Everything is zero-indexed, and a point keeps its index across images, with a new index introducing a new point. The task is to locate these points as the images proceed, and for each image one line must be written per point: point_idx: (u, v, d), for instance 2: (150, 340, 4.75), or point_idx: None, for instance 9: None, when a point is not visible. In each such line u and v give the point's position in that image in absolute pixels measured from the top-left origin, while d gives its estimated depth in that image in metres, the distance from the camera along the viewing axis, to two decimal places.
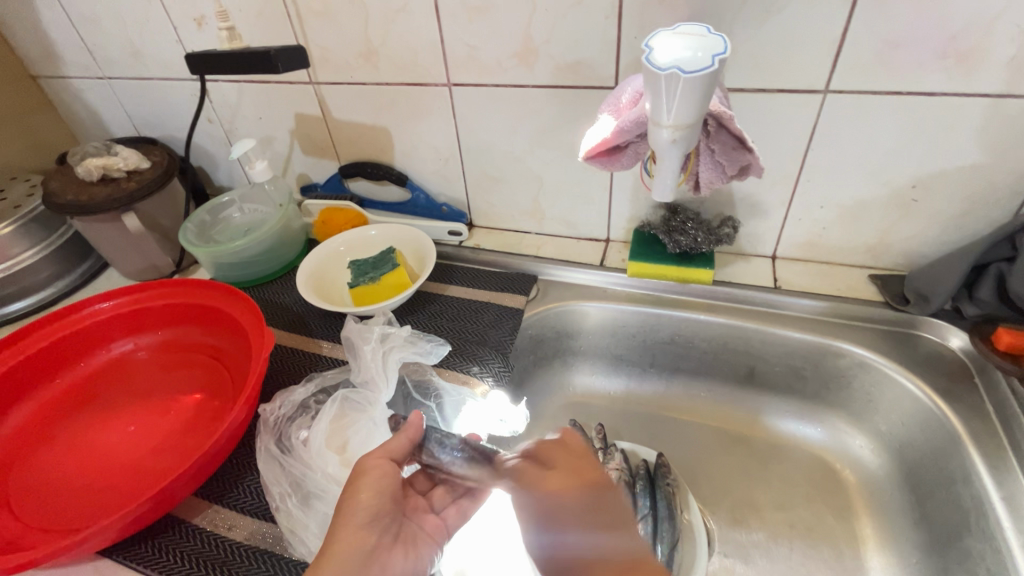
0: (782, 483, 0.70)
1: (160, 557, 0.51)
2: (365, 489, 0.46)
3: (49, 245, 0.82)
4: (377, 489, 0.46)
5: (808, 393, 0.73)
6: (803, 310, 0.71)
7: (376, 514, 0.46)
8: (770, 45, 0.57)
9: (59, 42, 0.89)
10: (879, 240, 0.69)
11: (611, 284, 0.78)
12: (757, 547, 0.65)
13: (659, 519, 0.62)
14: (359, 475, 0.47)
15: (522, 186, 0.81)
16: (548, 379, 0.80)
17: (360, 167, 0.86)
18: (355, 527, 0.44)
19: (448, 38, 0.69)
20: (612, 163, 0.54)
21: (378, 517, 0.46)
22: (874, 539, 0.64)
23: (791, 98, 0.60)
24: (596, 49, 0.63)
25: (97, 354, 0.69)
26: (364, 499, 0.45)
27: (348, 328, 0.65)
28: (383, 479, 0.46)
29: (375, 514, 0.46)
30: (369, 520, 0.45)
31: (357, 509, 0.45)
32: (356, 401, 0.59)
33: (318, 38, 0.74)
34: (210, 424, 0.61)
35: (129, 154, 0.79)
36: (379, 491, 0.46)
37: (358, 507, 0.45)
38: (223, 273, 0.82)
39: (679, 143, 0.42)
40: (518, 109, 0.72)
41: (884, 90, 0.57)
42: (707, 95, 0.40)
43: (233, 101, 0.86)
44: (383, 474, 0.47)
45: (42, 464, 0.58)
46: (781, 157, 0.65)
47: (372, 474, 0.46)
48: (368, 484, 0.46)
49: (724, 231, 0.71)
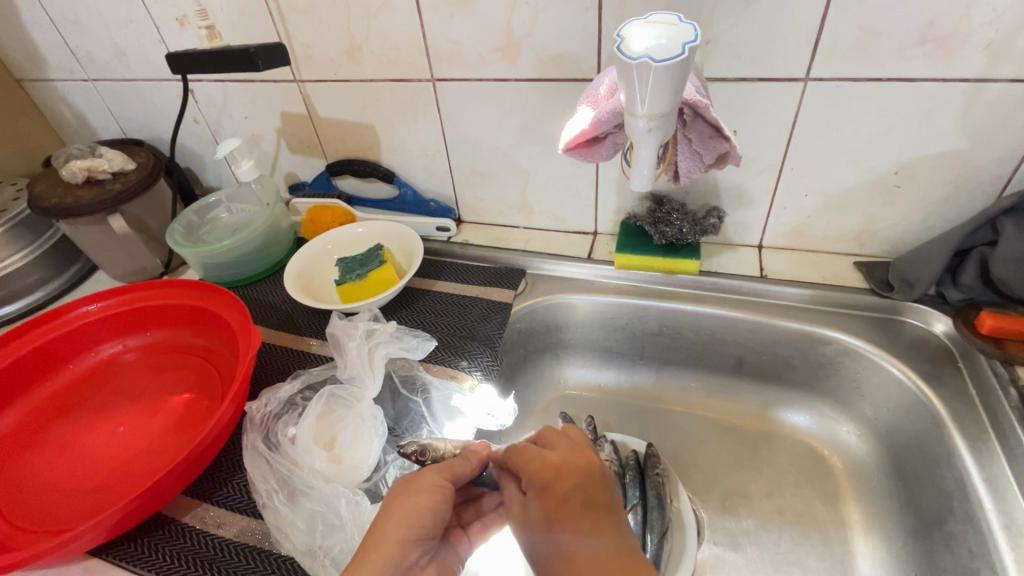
0: (771, 471, 0.70)
1: (150, 556, 0.51)
2: (422, 504, 0.44)
3: (37, 249, 0.82)
4: (433, 506, 0.45)
5: (797, 381, 0.73)
6: (788, 298, 0.71)
7: (424, 533, 0.44)
8: (749, 34, 0.57)
9: (42, 44, 0.88)
10: (863, 227, 0.69)
11: (599, 277, 0.78)
12: (746, 534, 0.66)
13: (649, 509, 0.63)
14: (417, 487, 0.45)
15: (509, 180, 0.81)
16: (538, 373, 0.81)
17: (346, 164, 0.86)
18: (403, 537, 0.43)
19: (430, 33, 0.69)
20: (591, 155, 0.54)
21: (426, 535, 0.44)
22: (862, 524, 0.64)
23: (772, 86, 0.60)
24: (578, 41, 0.64)
25: (86, 356, 0.69)
26: (416, 515, 0.44)
27: (334, 325, 0.65)
28: (440, 498, 0.45)
29: (426, 529, 0.44)
30: (417, 535, 0.44)
31: (406, 521, 0.43)
32: (343, 397, 0.59)
33: (300, 35, 0.74)
34: (199, 423, 0.61)
35: (114, 156, 0.79)
36: (434, 509, 0.45)
37: (412, 520, 0.44)
38: (211, 273, 0.82)
39: (655, 132, 0.42)
40: (503, 103, 0.72)
41: (864, 77, 0.57)
42: (680, 83, 0.40)
43: (218, 101, 0.86)
44: (440, 493, 0.46)
45: (31, 466, 0.58)
46: (764, 146, 0.65)
47: (431, 494, 0.45)
48: (426, 503, 0.45)
49: (709, 221, 0.71)
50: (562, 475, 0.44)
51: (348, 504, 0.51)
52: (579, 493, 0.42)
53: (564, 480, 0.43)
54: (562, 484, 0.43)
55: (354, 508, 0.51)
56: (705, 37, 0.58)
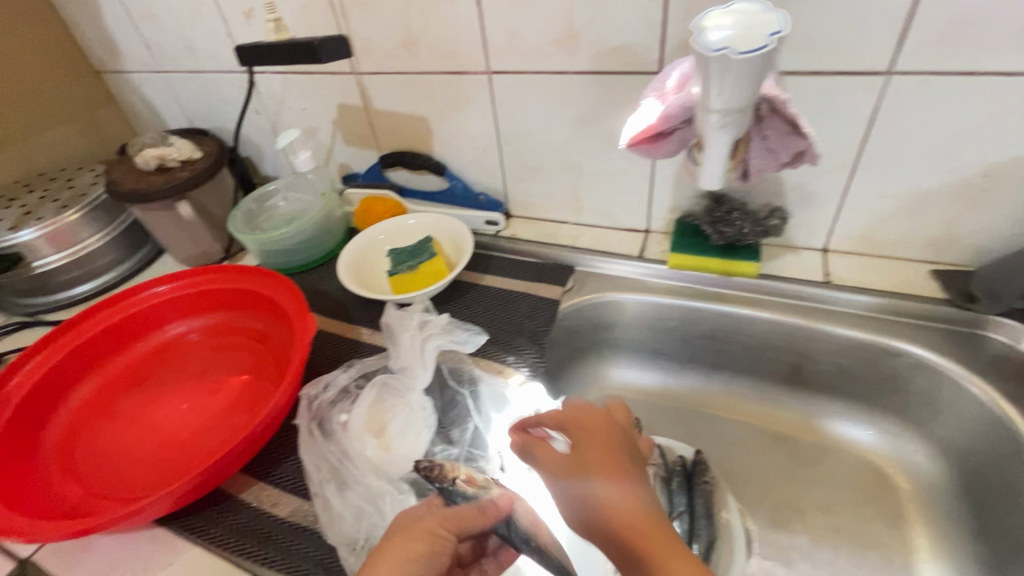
0: (829, 486, 0.67)
1: (211, 528, 0.53)
2: (420, 553, 0.41)
3: (112, 231, 0.87)
4: (431, 557, 0.41)
5: (860, 394, 0.69)
6: (855, 305, 0.67)
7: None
8: (827, 24, 0.54)
9: (121, 38, 0.93)
10: (943, 232, 0.64)
11: (649, 276, 0.76)
12: (799, 551, 0.63)
13: (696, 516, 0.62)
14: (417, 530, 0.42)
15: (560, 175, 0.80)
16: (582, 371, 0.80)
17: (399, 157, 0.87)
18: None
19: (489, 25, 0.68)
20: (656, 152, 0.51)
21: None
22: (928, 549, 0.61)
23: (849, 81, 0.57)
24: (640, 33, 0.62)
25: (154, 334, 0.73)
26: (413, 561, 0.41)
27: (388, 316, 0.66)
28: (441, 551, 0.42)
29: None
30: None
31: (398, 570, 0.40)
32: (395, 386, 0.60)
33: (361, 28, 0.75)
34: (256, 404, 0.64)
35: (183, 144, 0.83)
36: (431, 561, 0.41)
37: (407, 566, 0.40)
38: (268, 259, 0.85)
39: (729, 128, 0.40)
40: (559, 96, 0.71)
41: (954, 71, 0.53)
42: (760, 76, 0.37)
43: (279, 92, 0.89)
44: (440, 545, 0.42)
45: (103, 435, 0.62)
46: (835, 144, 0.62)
47: (431, 543, 0.42)
48: (422, 550, 0.41)
49: (772, 222, 0.68)
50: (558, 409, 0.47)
51: (392, 502, 0.52)
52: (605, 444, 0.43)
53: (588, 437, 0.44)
54: (595, 444, 0.42)
55: (397, 507, 0.52)
56: None
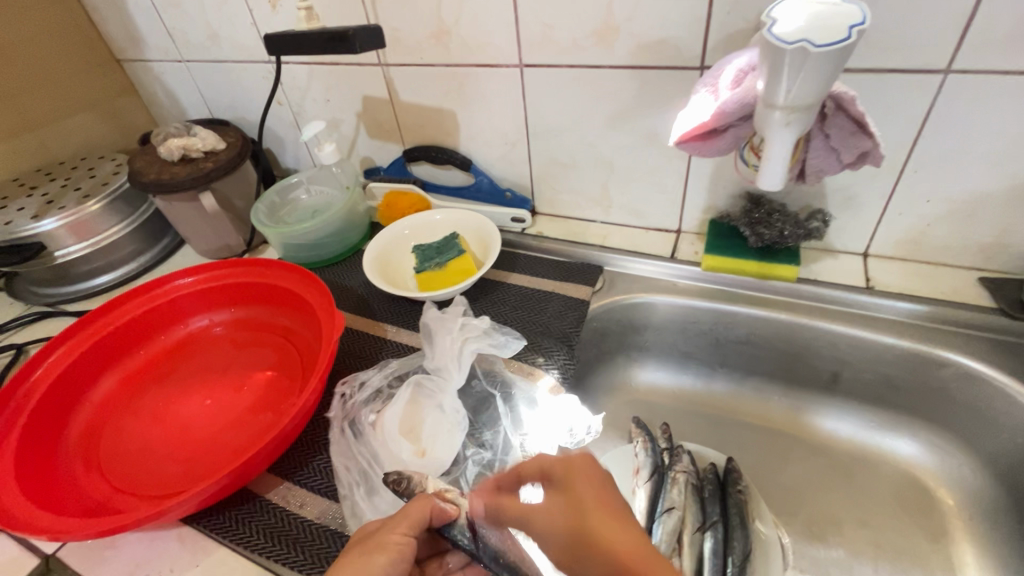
0: (868, 499, 0.65)
1: (237, 528, 0.52)
2: (378, 563, 0.40)
3: (133, 222, 0.86)
4: (390, 566, 0.40)
5: (900, 403, 0.67)
6: (898, 313, 0.65)
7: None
8: (886, 20, 0.51)
9: (143, 26, 0.92)
10: (995, 239, 0.62)
11: (681, 278, 0.74)
12: (837, 565, 0.61)
13: (731, 528, 0.60)
14: (374, 545, 0.41)
15: (591, 172, 0.78)
16: (610, 374, 0.78)
17: (425, 151, 0.85)
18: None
19: (524, 17, 0.66)
20: (706, 150, 0.49)
21: None
22: (974, 567, 0.58)
23: (905, 79, 0.54)
24: (684, 26, 0.59)
25: (177, 328, 0.72)
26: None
27: (426, 316, 0.65)
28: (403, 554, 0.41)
29: None
30: None
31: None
32: (429, 388, 0.59)
33: (390, 18, 0.73)
34: (281, 402, 0.62)
35: (206, 135, 0.81)
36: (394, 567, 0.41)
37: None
38: (291, 253, 0.83)
39: (793, 126, 0.38)
40: (593, 91, 0.69)
41: (1020, 71, 0.50)
42: (835, 73, 0.35)
43: (303, 84, 0.87)
44: (402, 551, 0.42)
45: (128, 431, 0.61)
46: (885, 145, 0.59)
47: (389, 552, 0.41)
48: (382, 559, 0.41)
49: (813, 224, 0.66)
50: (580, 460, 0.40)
51: None
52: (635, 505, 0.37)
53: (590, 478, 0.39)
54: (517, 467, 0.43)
55: None
56: None
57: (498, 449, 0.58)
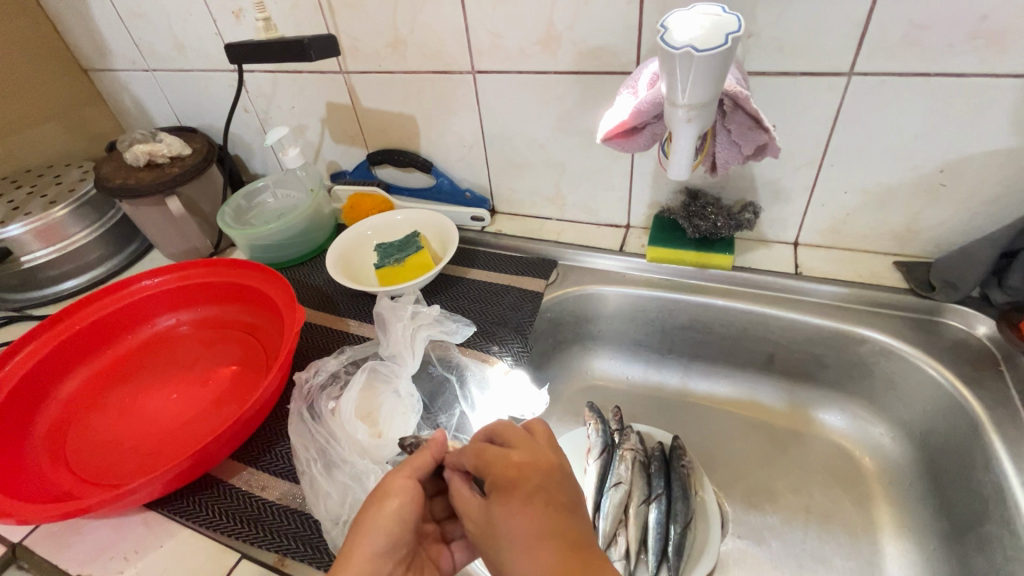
0: (801, 470, 0.70)
1: (200, 512, 0.55)
2: (389, 509, 0.43)
3: (100, 227, 0.87)
4: (402, 510, 0.43)
5: (829, 380, 0.72)
6: (824, 296, 0.70)
7: (397, 541, 0.43)
8: (793, 28, 0.57)
9: (109, 36, 0.94)
10: (906, 226, 0.67)
11: (630, 269, 0.79)
12: (772, 530, 0.65)
13: (673, 499, 0.64)
14: (384, 493, 0.44)
15: (544, 172, 0.82)
16: (566, 363, 0.82)
17: (387, 154, 0.89)
18: (374, 548, 0.41)
19: (473, 26, 0.70)
20: (629, 145, 0.54)
21: (398, 544, 0.43)
22: (892, 526, 0.64)
23: (814, 81, 0.60)
24: (618, 34, 0.64)
25: (144, 327, 0.74)
26: (387, 521, 0.43)
27: (380, 305, 0.68)
28: (408, 498, 0.44)
29: (398, 535, 0.43)
30: (387, 544, 0.42)
31: (374, 530, 0.42)
32: (383, 372, 0.62)
33: (349, 28, 0.77)
34: (245, 394, 0.65)
35: (172, 141, 0.84)
36: (402, 510, 0.43)
37: (379, 526, 0.42)
38: (258, 254, 0.86)
39: (694, 122, 0.43)
40: (541, 95, 0.73)
41: (912, 72, 0.56)
42: (721, 74, 0.40)
43: (268, 91, 0.90)
44: (408, 493, 0.44)
45: (94, 426, 0.63)
46: (803, 142, 0.65)
47: (398, 497, 0.44)
48: (391, 503, 0.43)
49: (745, 216, 0.71)
50: (524, 476, 0.39)
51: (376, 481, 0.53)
52: (572, 534, 0.36)
53: (513, 504, 0.38)
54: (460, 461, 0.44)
55: None
56: (748, 32, 0.59)
57: (450, 429, 0.63)
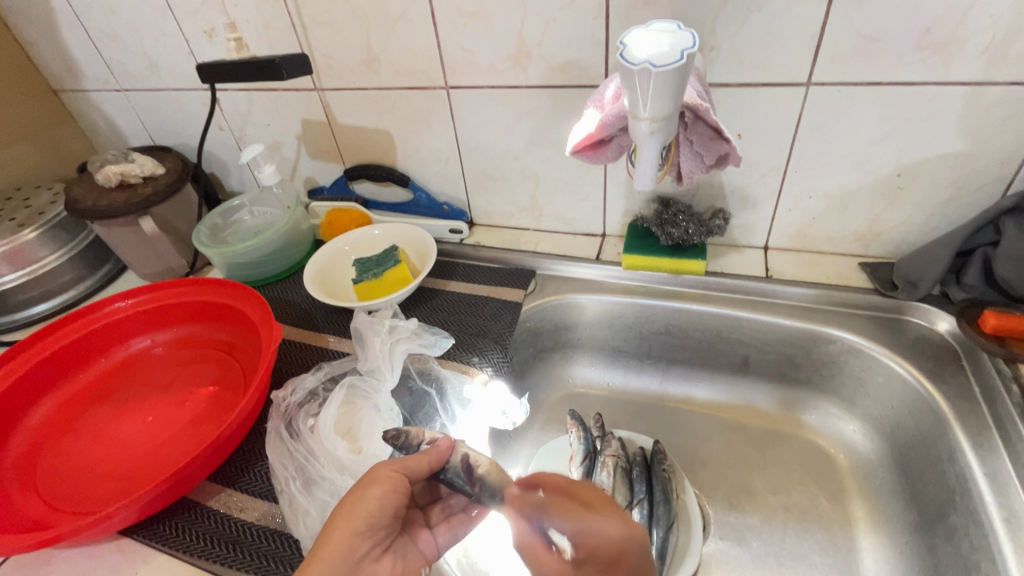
0: (778, 469, 0.71)
1: (178, 536, 0.54)
2: (371, 495, 0.44)
3: (71, 249, 0.86)
4: (383, 498, 0.44)
5: (801, 380, 0.74)
6: (793, 298, 0.72)
7: (374, 523, 0.44)
8: (752, 41, 0.59)
9: (79, 57, 0.94)
10: (868, 228, 0.70)
11: (606, 277, 0.80)
12: (752, 530, 0.66)
13: (655, 503, 0.64)
14: (368, 481, 0.45)
15: (520, 184, 0.83)
16: (546, 371, 0.83)
17: (364, 169, 0.89)
18: (349, 532, 0.43)
19: (445, 44, 0.72)
20: (598, 157, 0.56)
21: (376, 527, 0.44)
22: (866, 522, 0.65)
23: (775, 92, 0.62)
24: (587, 50, 0.66)
25: (118, 349, 0.73)
26: (367, 507, 0.44)
27: (358, 320, 0.68)
28: (392, 490, 0.45)
29: (375, 522, 0.44)
30: (365, 527, 0.43)
31: (356, 516, 0.43)
32: (362, 388, 0.61)
33: (323, 47, 0.78)
34: (222, 414, 0.64)
35: (145, 161, 0.83)
36: (386, 499, 0.44)
37: (361, 513, 0.44)
38: (234, 272, 0.85)
39: (657, 134, 0.45)
40: (514, 109, 0.75)
41: (865, 82, 0.59)
42: (680, 87, 0.42)
43: (243, 109, 0.90)
44: (393, 484, 0.45)
45: (65, 452, 0.61)
46: (767, 150, 0.67)
47: (384, 487, 0.45)
48: (376, 492, 0.44)
49: (715, 222, 0.73)
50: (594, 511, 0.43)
51: None
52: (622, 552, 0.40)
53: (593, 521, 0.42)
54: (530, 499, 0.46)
55: None
56: (710, 45, 0.61)
57: None
